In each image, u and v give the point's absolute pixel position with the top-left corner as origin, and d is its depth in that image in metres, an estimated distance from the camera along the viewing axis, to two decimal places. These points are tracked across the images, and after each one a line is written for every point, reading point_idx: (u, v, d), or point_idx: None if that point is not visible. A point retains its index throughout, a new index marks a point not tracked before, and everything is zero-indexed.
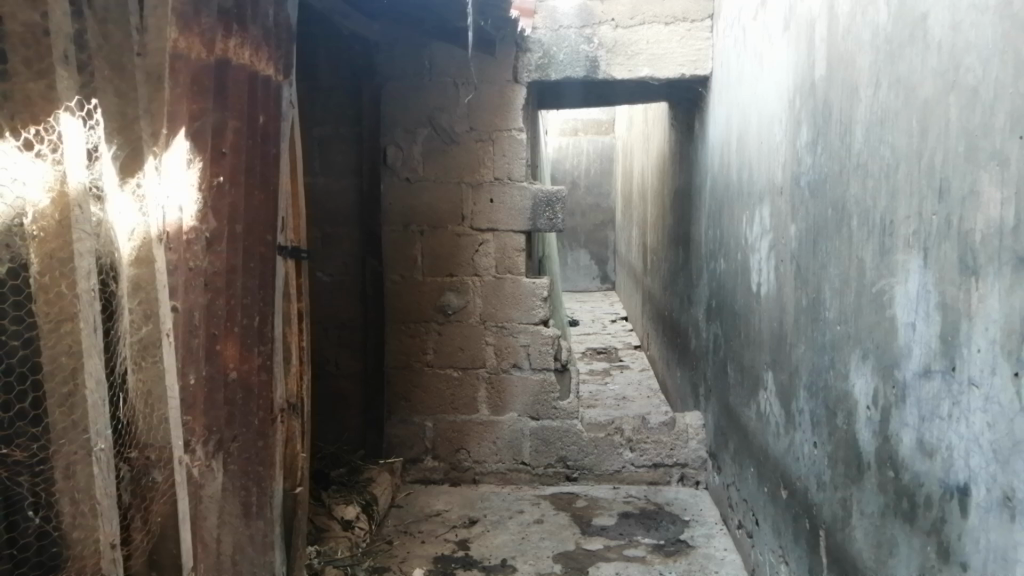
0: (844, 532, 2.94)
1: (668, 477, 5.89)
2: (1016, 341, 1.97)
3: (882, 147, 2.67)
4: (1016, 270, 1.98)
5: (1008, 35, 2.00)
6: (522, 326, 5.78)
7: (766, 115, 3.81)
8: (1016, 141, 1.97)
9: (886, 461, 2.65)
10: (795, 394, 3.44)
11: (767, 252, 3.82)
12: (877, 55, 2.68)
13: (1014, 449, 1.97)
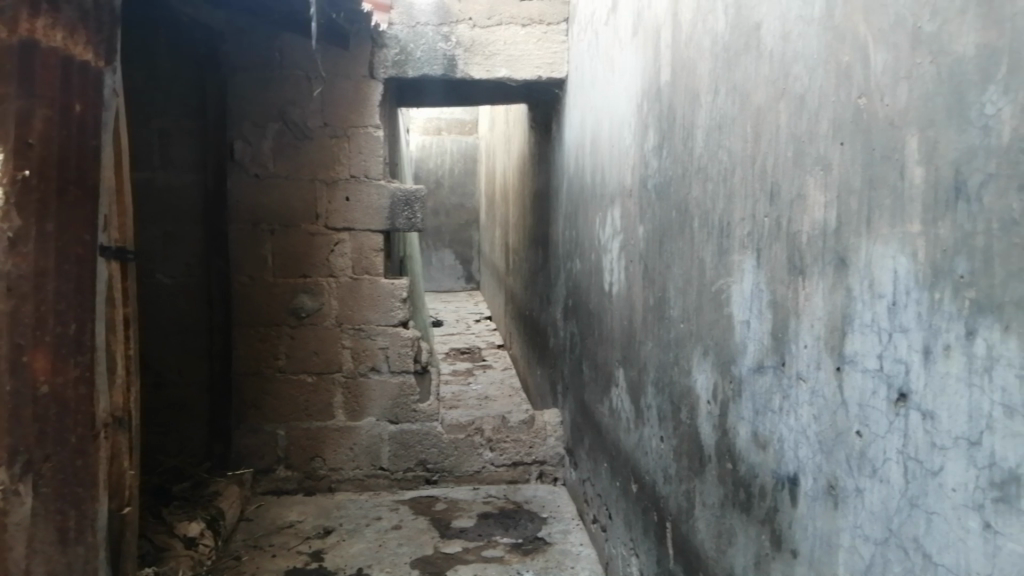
0: (688, 523, 3.03)
1: (528, 475, 5.95)
2: (838, 338, 2.14)
3: (719, 152, 2.76)
4: (838, 270, 2.13)
5: (831, 46, 2.15)
6: (380, 328, 5.66)
7: (617, 119, 3.88)
8: (837, 147, 2.13)
9: (725, 453, 2.75)
10: (643, 390, 3.52)
11: (618, 252, 3.89)
12: (716, 63, 2.77)
13: (837, 439, 2.14)
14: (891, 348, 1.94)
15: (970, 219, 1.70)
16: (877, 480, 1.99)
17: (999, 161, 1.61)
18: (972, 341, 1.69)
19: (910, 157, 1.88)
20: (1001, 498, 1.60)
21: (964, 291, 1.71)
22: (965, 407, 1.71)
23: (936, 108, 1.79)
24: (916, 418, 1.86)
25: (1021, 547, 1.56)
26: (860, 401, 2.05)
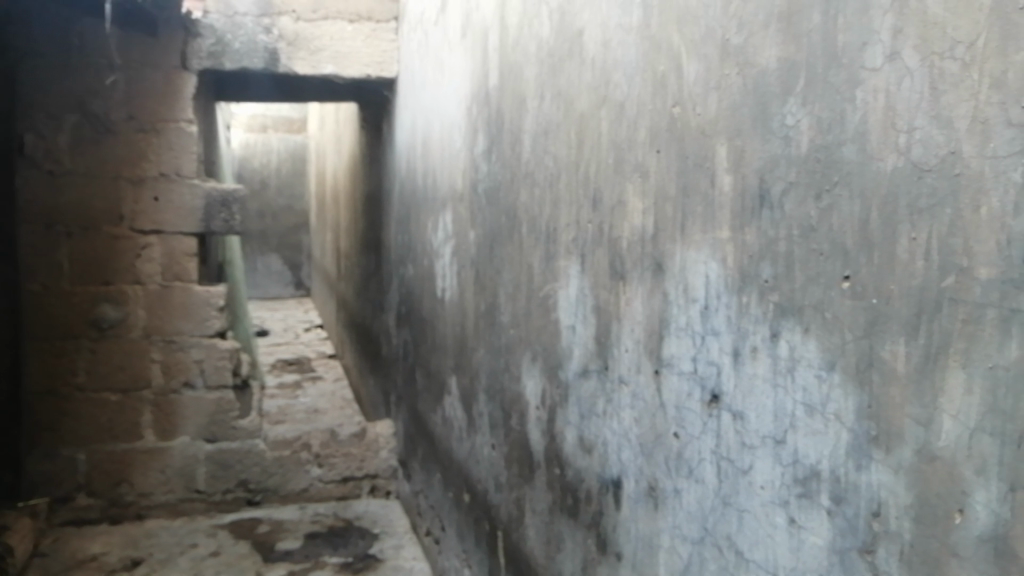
0: (519, 532, 3.01)
1: (359, 490, 5.77)
2: (656, 341, 2.18)
3: (546, 157, 2.76)
4: (656, 275, 2.18)
5: (648, 56, 2.18)
6: (194, 340, 5.30)
7: (447, 122, 3.83)
8: (654, 154, 2.17)
9: (553, 459, 2.74)
10: (475, 398, 3.47)
11: (449, 257, 3.84)
12: (542, 68, 2.77)
13: (656, 442, 2.18)
14: (704, 350, 2.01)
15: (773, 226, 1.81)
16: (693, 480, 2.05)
17: (800, 170, 1.74)
18: (776, 343, 1.80)
19: (720, 166, 1.95)
20: (805, 494, 1.74)
21: (769, 296, 1.82)
22: (771, 408, 1.82)
23: (743, 119, 1.87)
24: (727, 418, 1.94)
25: (821, 540, 1.70)
26: (677, 403, 2.10)
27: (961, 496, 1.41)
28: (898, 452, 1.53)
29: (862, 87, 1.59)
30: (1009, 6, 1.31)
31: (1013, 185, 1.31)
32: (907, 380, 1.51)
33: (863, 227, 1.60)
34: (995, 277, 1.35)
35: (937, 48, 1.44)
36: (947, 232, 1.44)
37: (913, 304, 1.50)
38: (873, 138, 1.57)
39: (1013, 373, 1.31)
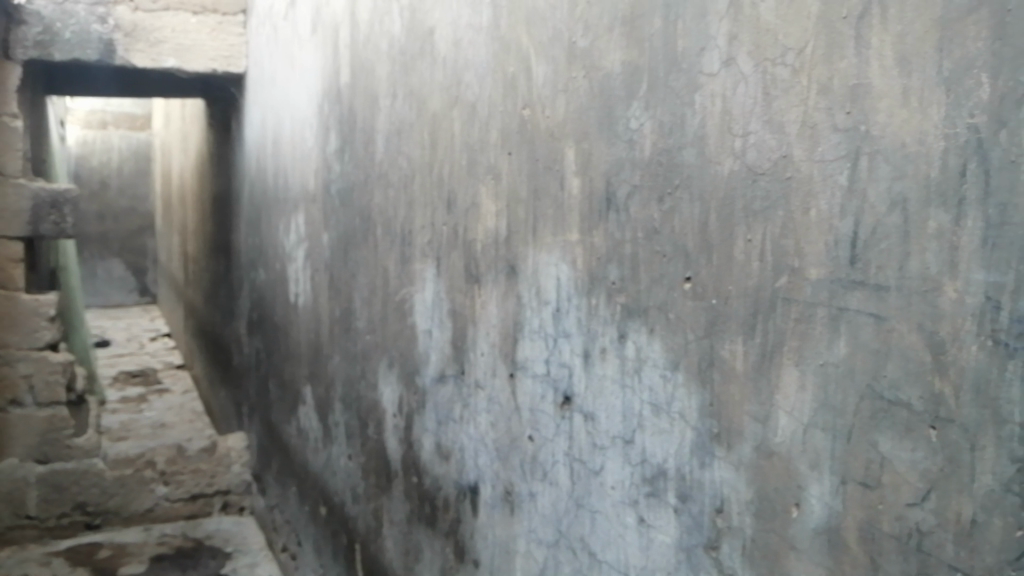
0: (377, 543, 2.92)
1: (210, 507, 5.48)
2: (510, 344, 2.16)
3: (399, 158, 2.69)
4: (509, 278, 2.16)
5: (498, 57, 2.16)
6: (23, 354, 4.86)
7: (297, 121, 3.69)
8: (505, 157, 2.15)
9: (410, 467, 2.67)
10: (330, 407, 3.36)
11: (302, 262, 3.69)
12: (393, 67, 2.70)
13: (511, 445, 2.16)
14: (556, 353, 2.01)
15: (619, 229, 1.83)
16: (547, 483, 2.04)
17: (643, 174, 1.76)
18: (624, 343, 1.82)
19: (568, 169, 1.96)
20: (653, 493, 1.76)
21: (616, 298, 1.84)
22: (619, 409, 1.84)
23: (589, 122, 1.89)
24: (578, 420, 1.94)
25: (669, 538, 1.73)
26: (531, 406, 2.09)
27: (797, 490, 1.49)
28: (738, 448, 1.59)
29: (701, 91, 1.63)
30: (834, 15, 1.41)
31: (840, 188, 1.41)
32: (745, 378, 1.57)
33: (702, 229, 1.65)
34: (823, 278, 1.43)
35: (770, 54, 1.51)
36: (779, 234, 1.51)
37: (749, 304, 1.56)
38: (711, 141, 1.62)
39: (841, 369, 1.41)
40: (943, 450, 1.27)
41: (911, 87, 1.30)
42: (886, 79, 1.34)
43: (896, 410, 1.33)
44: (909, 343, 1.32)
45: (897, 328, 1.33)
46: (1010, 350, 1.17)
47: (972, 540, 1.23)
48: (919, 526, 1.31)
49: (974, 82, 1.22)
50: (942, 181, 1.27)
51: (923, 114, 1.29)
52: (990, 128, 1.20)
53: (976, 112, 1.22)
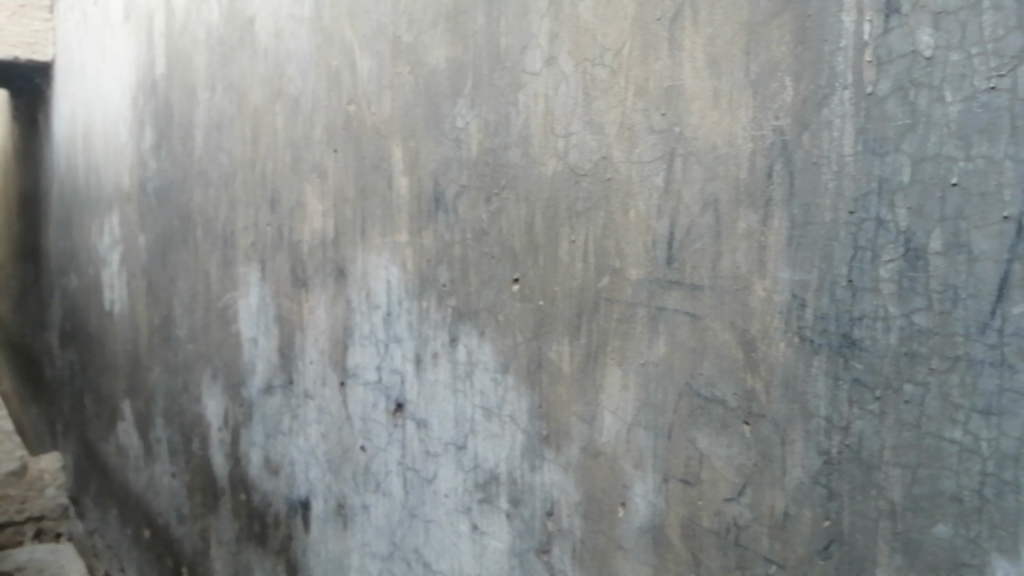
0: (205, 565, 2.74)
1: (20, 537, 4.97)
2: (340, 351, 2.06)
3: (220, 154, 2.52)
4: (338, 281, 2.06)
5: (320, 49, 2.06)
6: None
7: (111, 114, 3.40)
8: (330, 153, 2.05)
9: (238, 483, 2.51)
10: (151, 423, 3.12)
11: (118, 266, 3.41)
12: (212, 58, 2.53)
13: (343, 456, 2.07)
14: (387, 359, 1.93)
15: (448, 230, 1.78)
16: (380, 494, 1.97)
17: (469, 173, 1.73)
18: (454, 347, 1.77)
19: (396, 167, 1.89)
20: (485, 498, 1.72)
21: (447, 300, 1.79)
22: (451, 414, 1.79)
23: (415, 119, 1.83)
24: (411, 427, 1.88)
25: (501, 544, 1.70)
26: (362, 414, 2.01)
27: (622, 489, 1.50)
28: (566, 450, 1.58)
29: (524, 91, 1.61)
30: (649, 17, 1.43)
31: (657, 189, 1.44)
32: (571, 379, 1.57)
33: (529, 229, 1.63)
34: (643, 278, 1.46)
35: (589, 54, 1.51)
36: (601, 234, 1.51)
37: (574, 305, 1.56)
38: (534, 142, 1.61)
39: (661, 368, 1.44)
40: (756, 445, 1.34)
41: (721, 89, 1.35)
42: (698, 81, 1.38)
43: (713, 407, 1.38)
44: (722, 340, 1.37)
45: (711, 326, 1.38)
46: (815, 345, 1.26)
47: (785, 532, 1.31)
48: (736, 521, 1.36)
49: (778, 85, 1.29)
50: (750, 182, 1.33)
51: (732, 116, 1.34)
52: (793, 131, 1.27)
53: (779, 115, 1.29)
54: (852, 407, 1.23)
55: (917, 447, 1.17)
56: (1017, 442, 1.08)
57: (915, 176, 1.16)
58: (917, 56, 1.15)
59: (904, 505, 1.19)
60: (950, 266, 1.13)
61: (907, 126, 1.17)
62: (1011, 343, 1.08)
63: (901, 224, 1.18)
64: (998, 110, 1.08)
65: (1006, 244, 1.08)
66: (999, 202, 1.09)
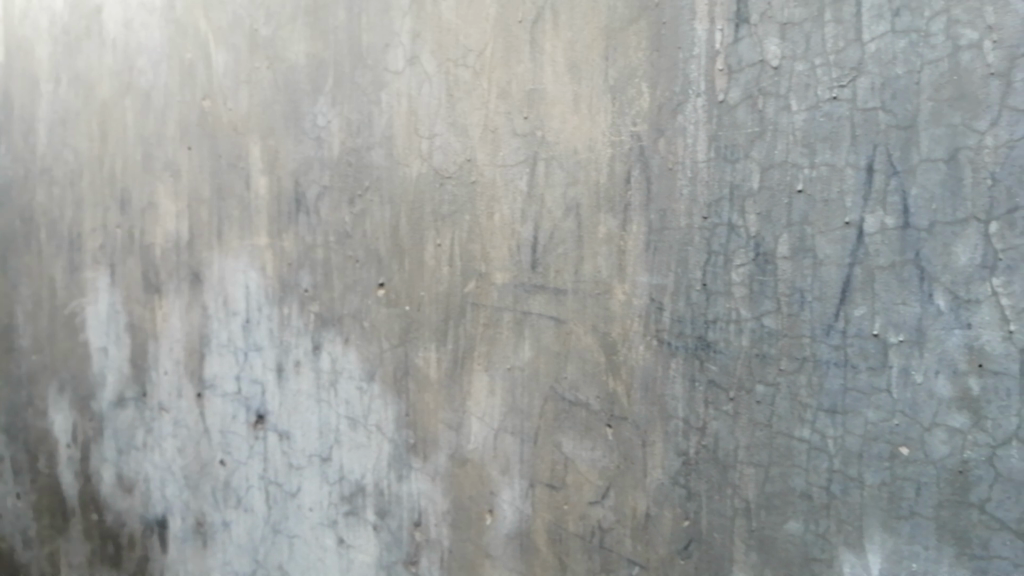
0: None
1: None
2: (197, 361, 1.95)
3: (64, 151, 2.30)
4: (194, 287, 1.95)
5: (173, 41, 1.95)
6: None
7: None
8: (184, 152, 1.94)
9: (89, 502, 2.32)
10: None
11: None
12: (55, 47, 2.30)
13: (202, 472, 1.96)
14: (246, 368, 1.84)
15: (310, 233, 1.71)
16: (242, 510, 1.88)
17: (331, 174, 1.67)
18: (318, 355, 1.71)
19: (253, 167, 1.80)
20: (351, 511, 1.67)
21: (309, 306, 1.72)
22: (314, 425, 1.72)
23: (274, 117, 1.76)
24: (273, 440, 1.80)
25: (368, 557, 1.65)
26: (221, 427, 1.91)
27: (490, 496, 1.48)
28: (434, 458, 1.55)
29: (386, 90, 1.58)
30: (510, 19, 1.42)
31: (520, 193, 1.42)
32: (438, 387, 1.54)
33: (393, 233, 1.58)
34: (508, 282, 1.44)
35: (451, 55, 1.49)
36: (466, 238, 1.49)
37: (440, 310, 1.53)
38: (398, 142, 1.57)
39: (527, 373, 1.43)
40: (618, 448, 1.34)
41: (581, 94, 1.35)
42: (558, 85, 1.38)
43: (577, 410, 1.38)
44: (585, 345, 1.37)
45: (574, 331, 1.38)
46: (673, 348, 1.28)
47: (646, 533, 1.32)
48: (600, 524, 1.37)
49: (635, 91, 1.30)
50: (610, 187, 1.33)
51: (592, 122, 1.34)
52: (650, 137, 1.29)
53: (637, 120, 1.30)
54: (707, 408, 1.25)
55: (768, 446, 1.21)
56: (860, 439, 1.14)
57: (764, 183, 1.19)
58: (765, 65, 1.18)
59: (757, 503, 1.22)
60: (797, 270, 1.17)
61: (756, 133, 1.20)
62: (853, 345, 1.14)
63: (751, 229, 1.21)
64: (839, 119, 1.14)
65: (848, 250, 1.14)
66: (841, 208, 1.14)
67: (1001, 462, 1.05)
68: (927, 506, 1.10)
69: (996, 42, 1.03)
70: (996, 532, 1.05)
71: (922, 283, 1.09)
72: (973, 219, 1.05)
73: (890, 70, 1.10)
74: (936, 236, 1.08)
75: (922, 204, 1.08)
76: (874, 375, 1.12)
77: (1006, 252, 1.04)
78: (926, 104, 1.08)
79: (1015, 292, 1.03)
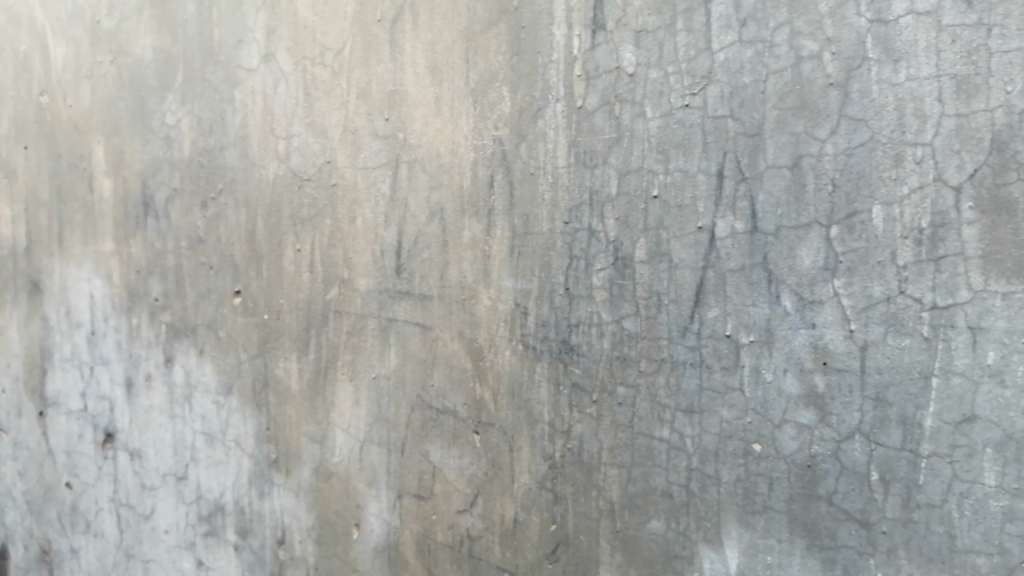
0: None
1: None
2: (38, 377, 1.81)
3: None
4: (32, 296, 1.80)
5: (5, 31, 1.80)
6: None
7: None
8: (20, 150, 1.79)
9: None
10: None
11: None
12: None
13: (45, 496, 1.82)
14: (92, 383, 1.72)
15: (160, 238, 1.61)
16: (91, 535, 1.76)
17: (183, 176, 1.58)
18: (171, 368, 1.61)
19: (97, 167, 1.68)
20: (210, 531, 1.59)
21: (160, 316, 1.62)
22: (169, 442, 1.63)
23: (119, 115, 1.65)
24: (123, 459, 1.69)
25: None
26: (66, 447, 1.78)
27: (356, 509, 1.44)
28: (296, 473, 1.49)
29: (240, 88, 1.50)
30: (369, 18, 1.38)
31: (382, 196, 1.39)
32: (300, 398, 1.48)
33: (250, 237, 1.51)
34: (372, 288, 1.40)
35: (308, 53, 1.43)
36: (327, 243, 1.44)
37: (301, 318, 1.47)
38: (254, 143, 1.50)
39: (392, 381, 1.39)
40: (486, 454, 1.33)
41: (442, 97, 1.33)
42: (419, 87, 1.35)
43: (444, 418, 1.36)
44: (451, 351, 1.35)
45: (440, 337, 1.35)
46: (537, 352, 1.28)
47: (514, 540, 1.32)
48: (468, 532, 1.35)
49: (496, 95, 1.29)
50: (473, 191, 1.32)
51: (454, 125, 1.32)
52: (511, 141, 1.28)
53: (498, 124, 1.29)
54: (572, 411, 1.26)
55: (631, 448, 1.22)
56: (716, 438, 1.17)
57: (621, 188, 1.21)
58: (621, 72, 1.20)
59: (621, 504, 1.23)
60: (654, 273, 1.19)
61: (614, 140, 1.21)
62: (708, 346, 1.16)
63: (611, 233, 1.22)
64: (691, 126, 1.16)
65: (701, 254, 1.16)
66: (694, 213, 1.16)
67: (845, 456, 1.09)
68: (779, 500, 1.13)
69: (834, 53, 1.07)
70: (843, 522, 1.09)
71: (770, 285, 1.12)
72: (815, 223, 1.09)
73: (738, 79, 1.13)
74: (782, 240, 1.11)
75: (769, 208, 1.12)
76: (728, 374, 1.15)
77: (845, 254, 1.08)
78: (772, 113, 1.11)
79: (854, 292, 1.07)
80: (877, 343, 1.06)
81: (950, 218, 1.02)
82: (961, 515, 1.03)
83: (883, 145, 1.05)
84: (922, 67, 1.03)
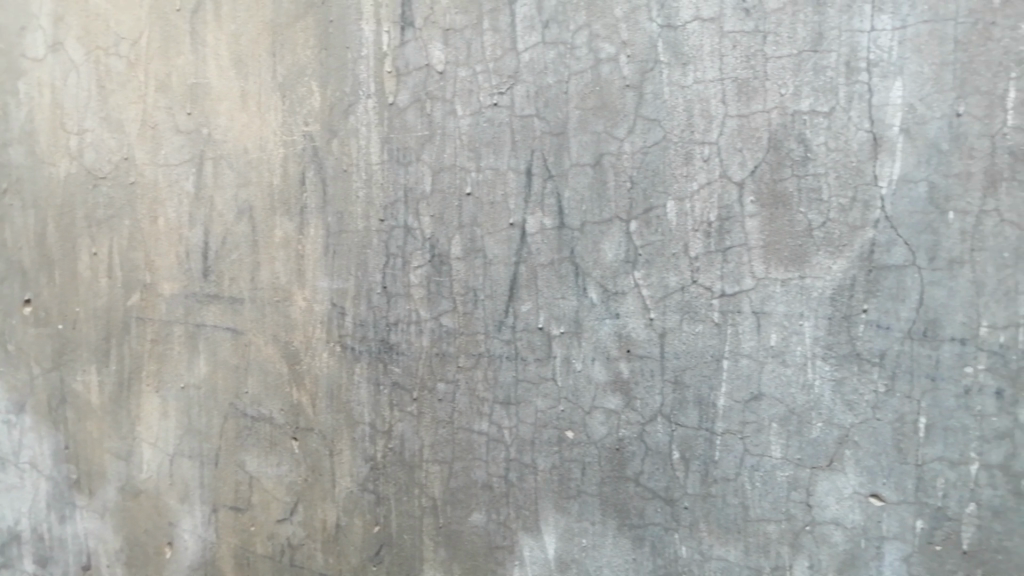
0: None
1: None
2: None
3: None
4: None
5: None
6: None
7: None
8: None
9: None
10: None
11: None
12: None
13: None
14: None
15: None
16: None
17: None
18: None
19: None
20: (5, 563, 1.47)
21: None
22: None
23: None
24: None
25: None
26: None
27: (169, 527, 1.37)
28: (101, 493, 1.40)
29: (24, 79, 1.39)
30: (167, 8, 1.31)
31: (187, 195, 1.32)
32: (102, 412, 1.38)
33: (39, 242, 1.40)
34: (177, 293, 1.33)
35: (100, 42, 1.34)
36: (127, 245, 1.35)
37: (101, 327, 1.37)
38: (41, 139, 1.38)
39: (203, 390, 1.33)
40: (305, 460, 1.30)
41: (248, 91, 1.28)
42: (224, 80, 1.29)
43: (259, 425, 1.31)
44: (265, 355, 1.30)
45: (253, 341, 1.30)
46: (355, 353, 1.26)
47: (337, 545, 1.29)
48: (289, 541, 1.31)
49: (305, 90, 1.26)
50: (284, 189, 1.28)
51: (262, 120, 1.28)
52: (322, 138, 1.25)
53: (308, 121, 1.26)
54: (392, 410, 1.25)
55: (450, 443, 1.23)
56: (531, 428, 1.20)
57: (434, 186, 1.21)
58: (431, 69, 1.20)
59: (442, 499, 1.24)
60: (468, 269, 1.21)
61: (426, 137, 1.21)
62: (521, 339, 1.19)
63: (425, 231, 1.22)
64: (500, 124, 1.18)
65: (513, 249, 1.19)
66: (505, 210, 1.19)
67: (649, 438, 1.15)
68: (591, 484, 1.18)
69: (630, 56, 1.13)
70: (649, 501, 1.15)
71: (576, 278, 1.16)
72: (616, 218, 1.14)
73: (542, 79, 1.16)
74: (587, 235, 1.16)
75: (574, 204, 1.16)
76: (541, 366, 1.19)
77: (643, 247, 1.14)
78: (575, 112, 1.15)
79: (652, 283, 1.13)
80: (674, 330, 1.13)
81: (735, 211, 1.10)
82: (753, 486, 1.11)
83: (675, 143, 1.12)
84: (707, 70, 1.10)
